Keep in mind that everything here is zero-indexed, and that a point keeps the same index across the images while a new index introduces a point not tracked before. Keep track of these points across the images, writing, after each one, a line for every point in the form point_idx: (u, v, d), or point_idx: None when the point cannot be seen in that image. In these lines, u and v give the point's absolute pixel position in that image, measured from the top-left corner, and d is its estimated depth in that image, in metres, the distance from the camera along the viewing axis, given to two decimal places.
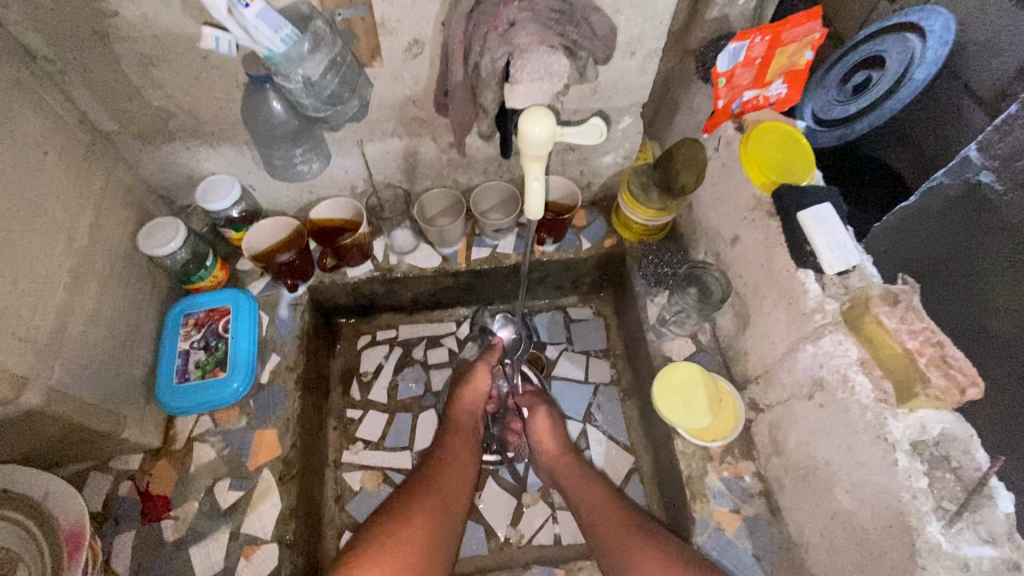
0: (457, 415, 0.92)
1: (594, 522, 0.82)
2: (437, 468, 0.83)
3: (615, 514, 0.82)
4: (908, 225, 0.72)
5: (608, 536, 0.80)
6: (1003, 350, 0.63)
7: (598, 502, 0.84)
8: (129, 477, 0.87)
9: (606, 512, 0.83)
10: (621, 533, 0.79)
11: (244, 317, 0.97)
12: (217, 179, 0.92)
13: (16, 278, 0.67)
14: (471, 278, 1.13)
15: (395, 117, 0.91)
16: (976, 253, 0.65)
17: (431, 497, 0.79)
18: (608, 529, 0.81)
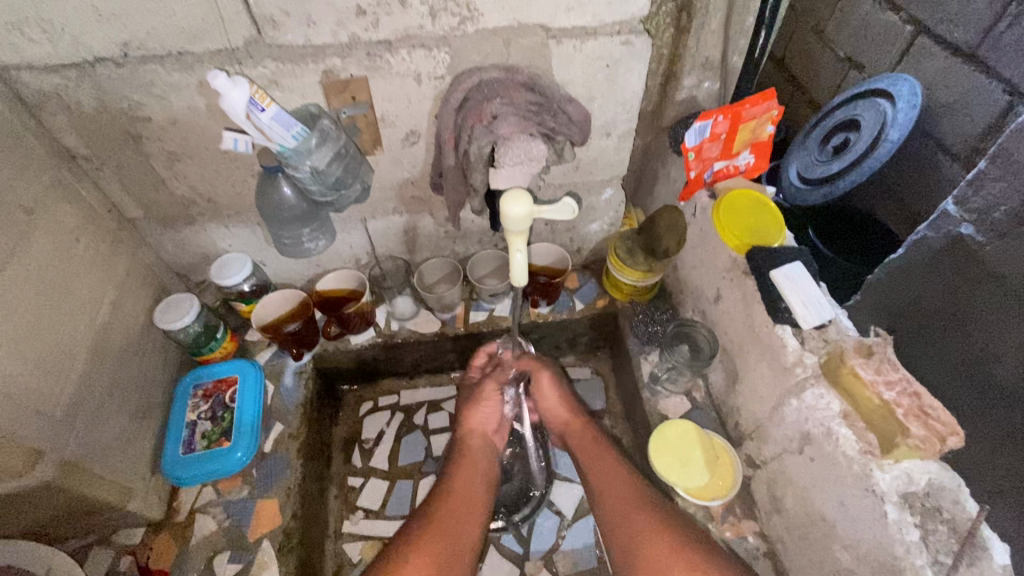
0: (465, 440, 0.93)
1: (613, 499, 0.81)
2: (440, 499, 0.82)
3: (629, 489, 0.81)
4: (896, 280, 0.78)
5: (622, 512, 0.79)
6: (1009, 397, 0.67)
7: (613, 476, 0.84)
8: (130, 552, 0.87)
9: (622, 489, 0.82)
10: (633, 511, 0.78)
11: (250, 387, 1.01)
12: (230, 258, 1.00)
13: (44, 355, 0.72)
14: (471, 342, 1.17)
15: (395, 197, 0.99)
16: (962, 309, 0.71)
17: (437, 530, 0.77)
18: (622, 501, 0.80)
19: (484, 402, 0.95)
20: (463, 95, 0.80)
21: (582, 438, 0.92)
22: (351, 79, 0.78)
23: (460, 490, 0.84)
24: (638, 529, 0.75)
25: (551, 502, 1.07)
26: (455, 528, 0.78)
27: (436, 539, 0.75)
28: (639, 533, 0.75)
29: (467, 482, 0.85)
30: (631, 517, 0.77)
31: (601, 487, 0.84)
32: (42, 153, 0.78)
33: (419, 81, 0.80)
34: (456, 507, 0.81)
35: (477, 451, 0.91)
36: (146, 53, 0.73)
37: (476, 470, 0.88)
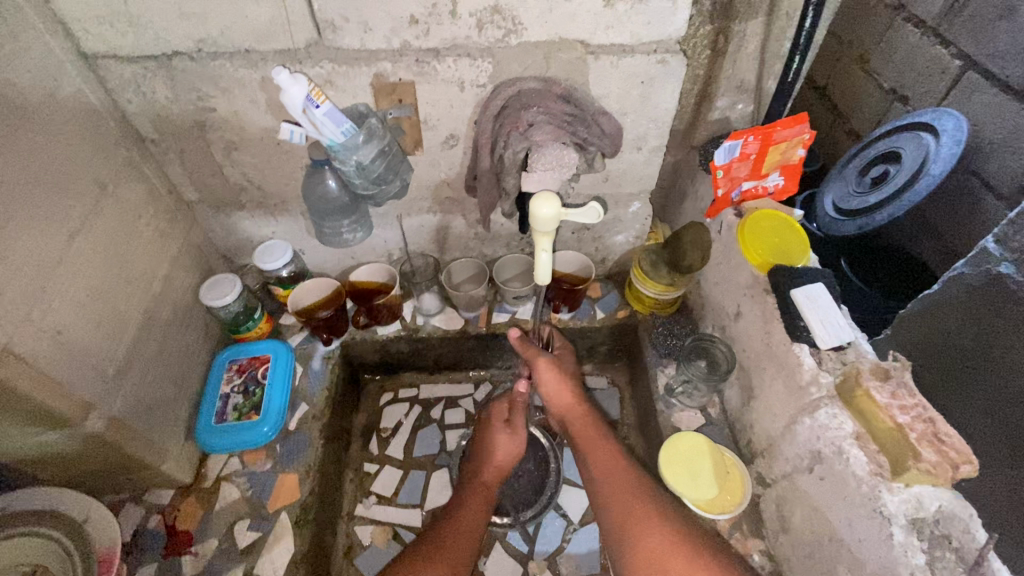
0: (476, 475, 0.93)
1: (612, 492, 0.83)
2: (444, 532, 0.82)
3: (628, 481, 0.83)
4: (937, 315, 0.79)
5: (618, 505, 0.81)
6: None
7: (612, 469, 0.85)
8: (158, 512, 0.93)
9: (621, 479, 0.83)
10: (633, 509, 0.79)
11: (281, 367, 1.06)
12: (273, 243, 1.06)
13: (102, 317, 0.79)
14: (492, 342, 1.21)
15: (431, 196, 1.04)
16: (1002, 349, 0.72)
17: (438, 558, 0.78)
18: (621, 498, 0.81)
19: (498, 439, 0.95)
20: (503, 103, 0.84)
21: (581, 423, 0.92)
22: (399, 83, 0.83)
23: (464, 521, 0.84)
24: (635, 522, 0.78)
25: (558, 505, 1.08)
26: (457, 558, 0.79)
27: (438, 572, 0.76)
28: (640, 529, 0.77)
29: (473, 519, 0.85)
30: (633, 516, 0.79)
31: (606, 487, 0.84)
32: (118, 135, 0.86)
33: (462, 88, 0.85)
34: (456, 542, 0.81)
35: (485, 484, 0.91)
36: (217, 50, 0.80)
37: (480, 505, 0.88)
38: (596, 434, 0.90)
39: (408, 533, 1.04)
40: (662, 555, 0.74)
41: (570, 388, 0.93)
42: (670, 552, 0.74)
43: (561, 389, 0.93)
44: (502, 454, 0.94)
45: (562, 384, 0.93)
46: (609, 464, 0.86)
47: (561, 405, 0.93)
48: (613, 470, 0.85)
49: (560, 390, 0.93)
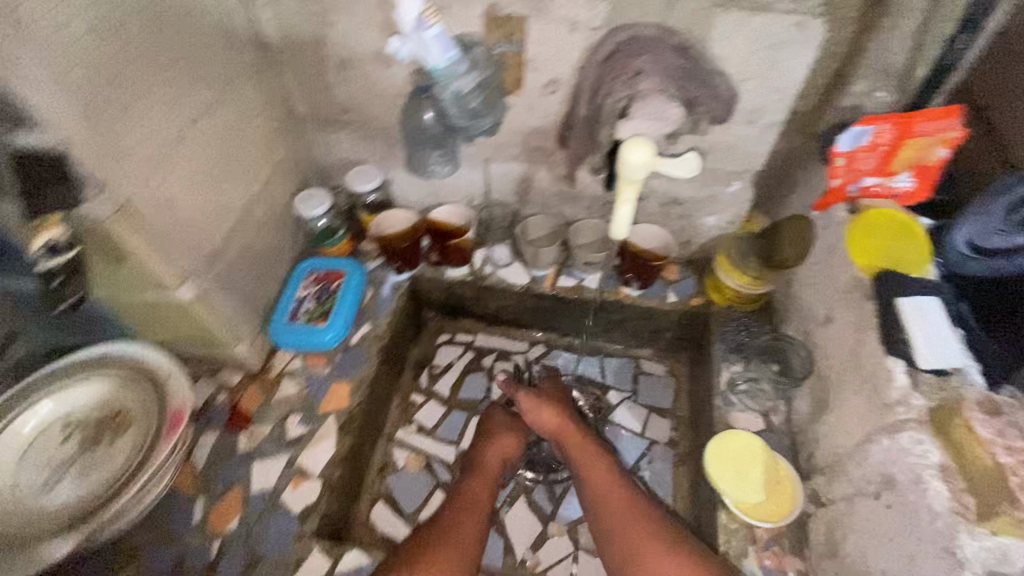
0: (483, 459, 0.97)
1: (612, 506, 0.85)
2: (453, 518, 0.86)
3: (627, 495, 0.86)
4: None
5: (617, 519, 0.84)
6: None
7: (610, 481, 0.89)
8: (227, 390, 1.02)
9: (619, 493, 0.87)
10: (632, 525, 0.82)
11: (353, 285, 1.12)
12: (364, 169, 1.11)
13: (209, 201, 0.86)
14: (555, 303, 1.20)
15: (521, 143, 1.02)
16: None
17: (432, 572, 0.77)
18: (620, 513, 0.84)
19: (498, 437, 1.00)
20: (614, 48, 0.82)
21: (576, 437, 0.96)
22: (511, 16, 0.82)
23: (468, 513, 0.87)
24: (637, 540, 0.80)
25: None
26: (464, 542, 0.82)
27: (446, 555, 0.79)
28: (642, 544, 0.79)
29: (480, 506, 0.88)
30: (634, 530, 0.81)
31: (607, 516, 0.85)
32: (246, 37, 0.91)
33: (574, 30, 0.82)
34: (464, 528, 0.84)
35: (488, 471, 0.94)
36: None
37: (484, 491, 0.91)
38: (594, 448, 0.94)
39: (441, 466, 1.11)
40: (665, 571, 0.76)
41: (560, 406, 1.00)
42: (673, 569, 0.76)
43: (550, 409, 1.00)
44: (501, 446, 0.99)
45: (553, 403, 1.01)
46: (610, 486, 0.89)
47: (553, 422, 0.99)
48: (614, 497, 0.87)
49: (551, 409, 1.00)
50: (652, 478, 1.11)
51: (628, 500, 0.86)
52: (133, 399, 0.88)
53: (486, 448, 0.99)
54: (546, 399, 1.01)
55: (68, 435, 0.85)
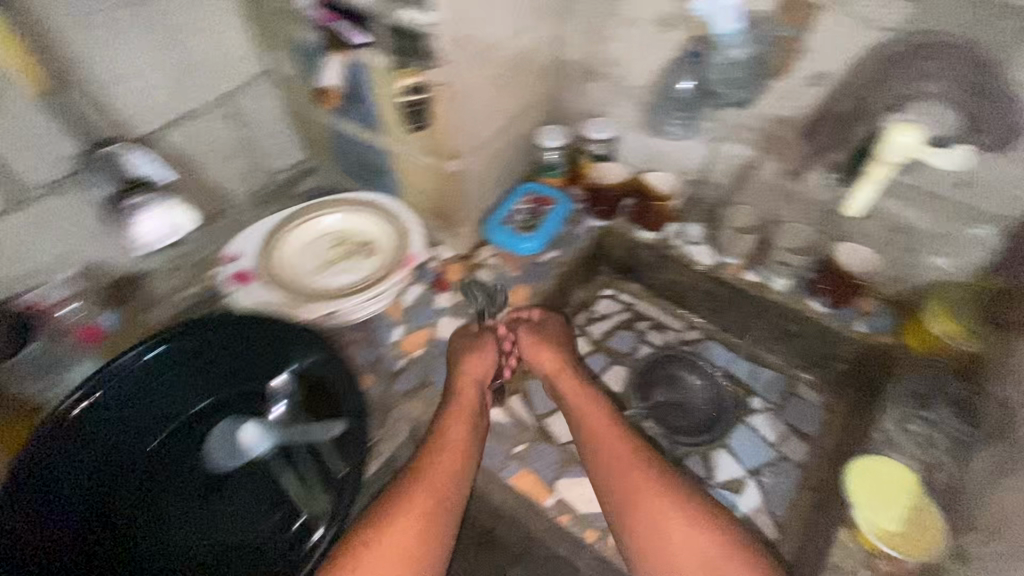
0: (460, 392, 1.02)
1: (607, 452, 0.97)
2: (436, 453, 0.95)
3: (621, 445, 0.96)
4: None
5: (613, 471, 0.94)
6: None
7: (608, 432, 0.98)
8: (436, 260, 1.25)
9: (618, 445, 0.97)
10: (630, 471, 0.93)
11: (557, 214, 1.26)
12: (597, 122, 1.26)
13: (492, 103, 1.07)
14: (732, 294, 1.22)
15: (763, 129, 1.08)
16: None
17: (437, 475, 0.93)
18: (618, 465, 0.95)
19: (477, 356, 1.06)
20: (901, 51, 0.86)
21: (569, 383, 1.07)
22: (811, 3, 0.90)
23: (447, 446, 0.96)
24: (634, 486, 0.92)
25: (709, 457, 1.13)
26: (458, 458, 0.95)
27: (425, 501, 0.90)
28: (637, 493, 0.91)
29: (460, 445, 0.96)
30: (631, 476, 0.93)
31: (600, 460, 0.97)
32: None
33: (866, 28, 0.87)
34: (445, 467, 0.94)
35: (469, 402, 1.02)
36: None
37: (466, 426, 0.99)
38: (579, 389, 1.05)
39: None
40: (663, 519, 0.89)
41: (551, 346, 1.10)
42: (668, 518, 0.89)
43: (547, 352, 1.09)
44: (478, 364, 1.05)
45: (552, 345, 1.10)
46: (603, 430, 0.99)
47: (549, 366, 1.09)
48: (609, 442, 0.97)
49: (544, 348, 1.10)
50: (771, 486, 1.10)
51: (623, 443, 0.97)
52: (382, 239, 1.17)
53: (466, 384, 1.03)
54: (545, 338, 1.11)
55: (334, 244, 1.16)
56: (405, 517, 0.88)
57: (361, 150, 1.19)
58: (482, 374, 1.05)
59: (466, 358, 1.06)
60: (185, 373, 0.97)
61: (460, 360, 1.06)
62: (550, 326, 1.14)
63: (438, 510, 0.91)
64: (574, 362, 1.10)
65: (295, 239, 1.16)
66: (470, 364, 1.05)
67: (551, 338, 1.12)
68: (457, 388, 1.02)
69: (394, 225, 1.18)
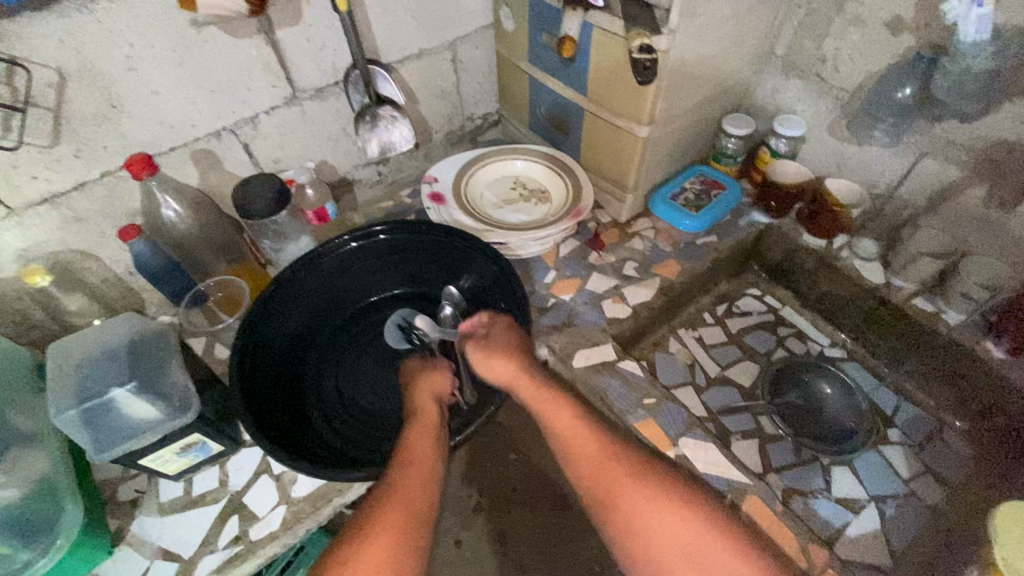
0: (419, 404, 0.88)
1: (580, 458, 0.81)
2: (403, 467, 0.79)
3: (590, 444, 0.81)
4: None
5: (587, 472, 0.80)
6: None
7: (575, 431, 0.83)
8: (596, 221, 1.35)
9: (583, 443, 0.82)
10: (604, 472, 0.78)
11: (727, 199, 1.29)
12: (794, 119, 1.25)
13: (694, 81, 1.13)
14: (891, 317, 1.19)
15: (979, 149, 1.04)
16: None
17: (417, 469, 0.79)
18: (590, 467, 0.80)
19: (426, 376, 0.92)
20: None
21: (527, 386, 0.89)
22: None
23: (417, 446, 0.82)
24: (611, 482, 0.78)
25: (828, 469, 1.11)
26: (427, 464, 0.79)
27: (411, 495, 0.75)
28: (622, 494, 0.77)
29: (423, 454, 0.81)
30: (606, 476, 0.78)
31: (563, 445, 0.83)
32: None
33: None
34: (419, 475, 0.78)
35: (431, 416, 0.87)
36: None
37: (429, 432, 0.84)
38: (542, 393, 0.88)
39: (701, 372, 1.26)
40: (644, 521, 0.75)
41: (512, 354, 0.92)
42: (656, 515, 0.74)
43: (500, 355, 0.91)
44: (438, 381, 0.91)
45: (498, 352, 0.92)
46: (542, 400, 0.88)
47: (504, 374, 0.91)
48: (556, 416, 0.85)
49: (505, 355, 0.91)
50: (893, 516, 1.06)
51: (570, 413, 0.85)
52: (557, 191, 1.29)
53: (419, 390, 0.90)
54: (493, 349, 0.93)
55: (515, 188, 1.31)
56: (382, 523, 0.73)
57: (556, 107, 1.31)
58: (438, 391, 0.91)
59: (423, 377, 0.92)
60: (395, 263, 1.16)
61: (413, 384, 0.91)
62: (496, 330, 0.97)
63: (421, 508, 0.75)
64: (525, 355, 0.93)
65: (484, 177, 1.32)
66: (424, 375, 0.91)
67: (505, 343, 0.94)
68: (417, 408, 0.87)
69: (568, 179, 1.28)
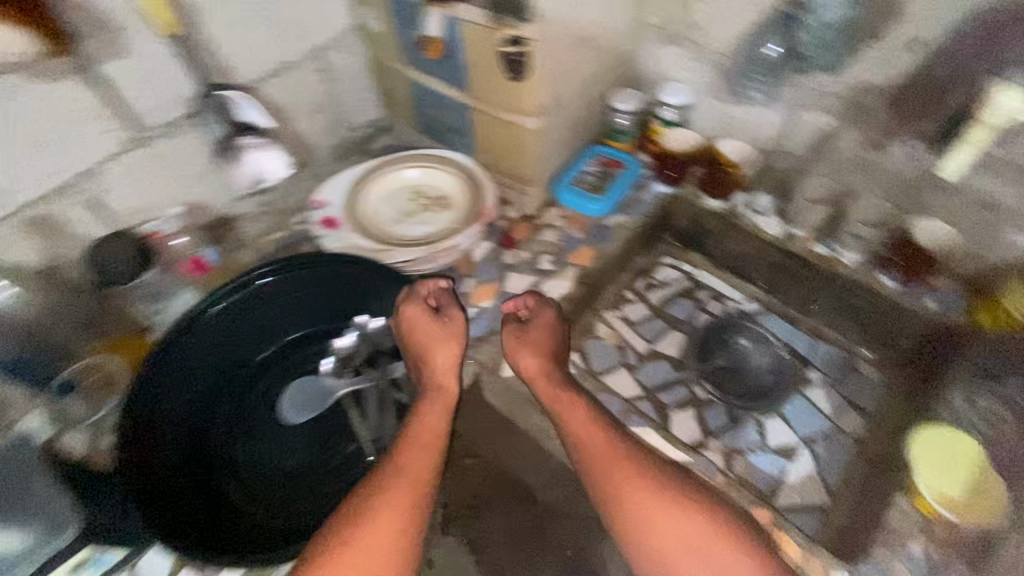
0: (434, 381, 0.92)
1: (596, 455, 0.86)
2: (405, 448, 0.84)
3: (609, 445, 0.86)
4: None
5: (602, 471, 0.85)
6: None
7: (591, 430, 0.88)
8: (504, 219, 1.29)
9: (600, 443, 0.86)
10: (622, 476, 0.83)
11: (627, 176, 1.31)
12: (678, 87, 1.26)
13: (573, 62, 1.10)
14: (795, 265, 1.23)
15: (845, 98, 1.09)
16: None
17: (419, 453, 0.83)
18: (602, 465, 0.85)
19: (439, 348, 0.93)
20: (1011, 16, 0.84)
21: (549, 390, 0.94)
22: None
23: (423, 427, 0.86)
24: (624, 487, 0.83)
25: (762, 423, 1.15)
26: (433, 445, 0.85)
27: (410, 485, 0.80)
28: (631, 498, 0.82)
29: (434, 433, 0.86)
30: (620, 481, 0.83)
31: (578, 443, 0.88)
32: None
33: None
34: (419, 460, 0.83)
35: (447, 396, 0.90)
36: None
37: (440, 413, 0.88)
38: (562, 392, 0.93)
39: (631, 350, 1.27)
40: (652, 521, 0.81)
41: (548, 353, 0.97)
42: (658, 518, 0.81)
43: (531, 352, 0.97)
44: (448, 354, 0.93)
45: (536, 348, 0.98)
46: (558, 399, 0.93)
47: (532, 371, 0.96)
48: (573, 415, 0.90)
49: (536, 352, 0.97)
50: (822, 453, 1.12)
51: (590, 420, 0.89)
52: (456, 195, 1.22)
53: (444, 367, 0.92)
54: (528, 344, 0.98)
55: (411, 198, 1.22)
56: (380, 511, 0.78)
57: (442, 106, 1.24)
58: (451, 362, 0.93)
59: (432, 350, 0.93)
60: (284, 303, 1.06)
61: (426, 353, 0.93)
62: (540, 322, 1.01)
63: (419, 495, 0.80)
64: (557, 358, 0.98)
65: (378, 191, 1.22)
66: (428, 355, 0.93)
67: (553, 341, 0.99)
68: (435, 385, 0.91)
69: (467, 183, 1.23)
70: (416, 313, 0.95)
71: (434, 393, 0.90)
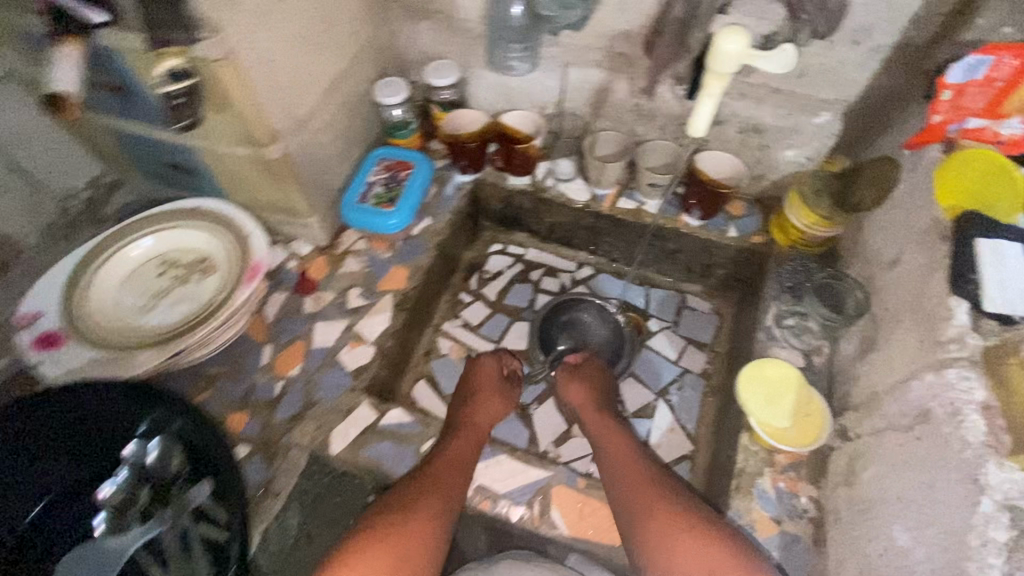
0: (461, 420, 0.92)
1: (625, 479, 0.82)
2: (422, 475, 0.81)
3: (649, 472, 0.82)
4: None
5: (635, 492, 0.80)
6: None
7: (625, 458, 0.86)
8: (297, 258, 1.11)
9: (637, 467, 0.84)
10: (654, 501, 0.77)
11: (420, 176, 1.15)
12: (444, 65, 1.12)
13: (300, 68, 0.91)
14: (609, 224, 1.21)
15: (605, 48, 1.04)
16: None
17: (442, 478, 0.80)
18: (636, 487, 0.80)
19: (483, 405, 0.97)
20: None
21: (607, 425, 0.94)
22: None
23: (444, 458, 0.84)
24: (658, 514, 0.76)
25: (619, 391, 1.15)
26: (449, 475, 0.81)
27: (426, 509, 0.76)
28: (664, 530, 0.74)
29: (459, 457, 0.85)
30: (654, 510, 0.76)
31: (612, 465, 0.86)
32: None
33: None
34: (437, 482, 0.80)
35: (479, 431, 0.91)
36: None
37: (467, 445, 0.87)
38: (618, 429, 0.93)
39: None
40: (672, 535, 0.73)
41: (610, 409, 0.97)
42: (687, 542, 0.72)
43: (583, 388, 1.00)
44: (497, 406, 0.99)
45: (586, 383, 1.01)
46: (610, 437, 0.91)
47: (577, 398, 1.00)
48: (618, 444, 0.89)
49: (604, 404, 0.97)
50: (679, 403, 1.14)
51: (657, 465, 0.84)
52: (218, 252, 0.99)
53: (485, 416, 0.96)
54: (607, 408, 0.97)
55: (165, 270, 0.98)
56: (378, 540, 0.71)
57: (163, 151, 0.99)
58: (492, 417, 0.97)
59: (477, 402, 0.97)
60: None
61: (469, 398, 0.98)
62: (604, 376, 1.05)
63: (420, 536, 0.73)
64: (608, 399, 1.01)
65: (112, 276, 0.96)
66: (477, 402, 0.97)
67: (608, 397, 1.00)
68: (457, 425, 0.91)
69: (225, 233, 0.99)
70: (490, 371, 1.03)
71: (459, 429, 0.90)
